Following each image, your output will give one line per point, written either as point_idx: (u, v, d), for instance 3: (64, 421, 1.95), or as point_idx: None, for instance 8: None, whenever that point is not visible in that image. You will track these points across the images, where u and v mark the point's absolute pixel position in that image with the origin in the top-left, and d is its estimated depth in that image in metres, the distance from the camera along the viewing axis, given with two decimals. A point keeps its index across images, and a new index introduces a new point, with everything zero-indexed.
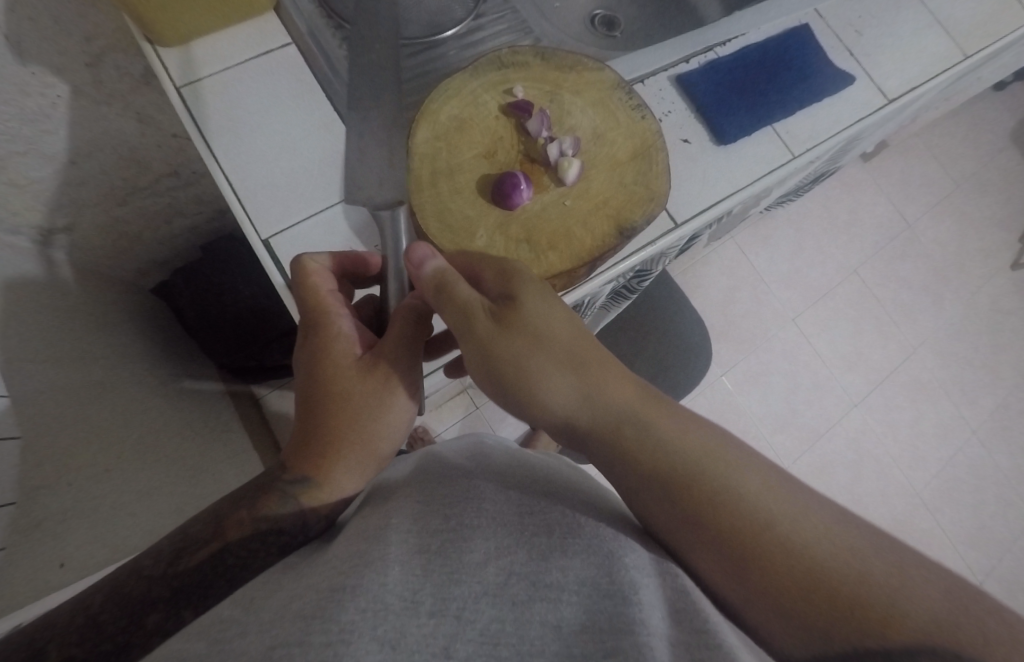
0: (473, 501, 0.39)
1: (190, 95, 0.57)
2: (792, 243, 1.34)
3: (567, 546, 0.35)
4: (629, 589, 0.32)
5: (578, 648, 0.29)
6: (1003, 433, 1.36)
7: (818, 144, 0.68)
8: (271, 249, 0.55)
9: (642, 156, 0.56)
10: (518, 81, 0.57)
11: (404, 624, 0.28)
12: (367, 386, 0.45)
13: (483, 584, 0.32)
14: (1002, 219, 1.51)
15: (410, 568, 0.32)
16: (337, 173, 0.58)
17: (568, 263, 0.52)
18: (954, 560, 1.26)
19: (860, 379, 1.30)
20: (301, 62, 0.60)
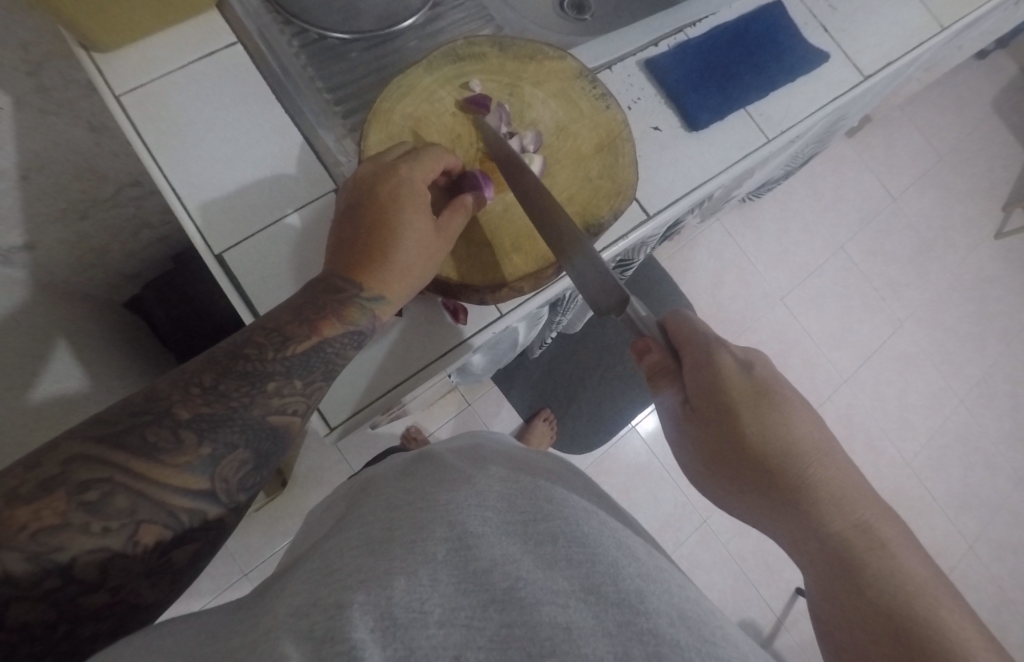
0: (473, 506, 0.36)
1: (132, 104, 0.55)
2: (778, 224, 1.33)
3: (572, 548, 0.33)
4: (637, 599, 0.30)
5: (589, 649, 0.28)
6: (989, 400, 1.38)
7: (792, 125, 0.67)
8: (224, 263, 0.53)
9: (608, 148, 0.54)
10: (474, 74, 0.54)
11: (413, 637, 0.27)
12: (433, 239, 0.45)
13: (490, 591, 0.30)
14: (984, 190, 1.51)
15: (416, 575, 0.30)
16: (291, 178, 0.56)
17: (533, 265, 0.50)
18: (945, 527, 1.28)
19: (848, 354, 1.31)
20: (250, 62, 0.58)
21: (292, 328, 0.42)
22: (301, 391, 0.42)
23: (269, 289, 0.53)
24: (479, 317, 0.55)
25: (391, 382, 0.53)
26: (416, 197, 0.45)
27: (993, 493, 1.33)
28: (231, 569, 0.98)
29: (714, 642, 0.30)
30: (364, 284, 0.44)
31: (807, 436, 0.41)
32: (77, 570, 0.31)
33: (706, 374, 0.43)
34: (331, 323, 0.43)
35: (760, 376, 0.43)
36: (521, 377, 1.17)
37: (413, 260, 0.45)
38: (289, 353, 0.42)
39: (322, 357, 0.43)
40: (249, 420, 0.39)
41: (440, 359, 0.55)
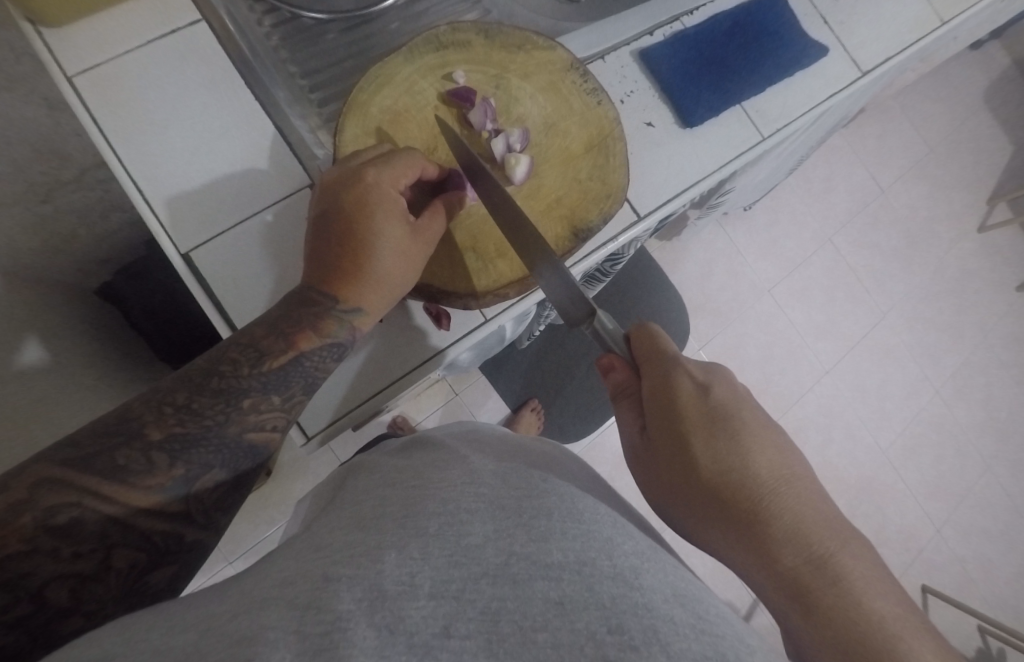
0: (468, 485, 0.35)
1: (86, 87, 0.52)
2: (767, 215, 1.33)
3: (565, 523, 0.32)
4: (631, 574, 0.29)
5: (582, 624, 0.26)
6: (964, 390, 1.42)
7: (788, 122, 0.66)
8: (192, 262, 0.52)
9: (598, 147, 0.53)
10: (458, 64, 0.52)
11: (403, 607, 0.25)
12: (407, 250, 0.45)
13: (482, 566, 0.28)
14: (972, 183, 1.52)
15: (407, 548, 0.29)
16: (263, 171, 0.55)
17: (517, 272, 0.50)
18: (915, 512, 1.33)
19: (831, 346, 1.33)
20: (217, 41, 0.56)
21: (266, 344, 0.43)
22: (278, 406, 0.43)
23: (241, 291, 0.53)
24: (463, 323, 0.55)
25: (372, 387, 0.54)
26: (388, 204, 0.44)
27: (964, 481, 1.38)
28: (215, 557, 0.98)
29: (710, 621, 0.29)
30: (339, 297, 0.45)
31: (763, 461, 0.41)
32: (49, 595, 0.32)
33: (665, 393, 0.43)
34: (307, 338, 0.44)
35: (719, 400, 0.42)
36: (510, 367, 1.18)
37: (391, 270, 0.45)
38: (264, 369, 0.43)
39: (299, 372, 0.44)
40: (225, 438, 0.41)
41: (422, 365, 0.55)
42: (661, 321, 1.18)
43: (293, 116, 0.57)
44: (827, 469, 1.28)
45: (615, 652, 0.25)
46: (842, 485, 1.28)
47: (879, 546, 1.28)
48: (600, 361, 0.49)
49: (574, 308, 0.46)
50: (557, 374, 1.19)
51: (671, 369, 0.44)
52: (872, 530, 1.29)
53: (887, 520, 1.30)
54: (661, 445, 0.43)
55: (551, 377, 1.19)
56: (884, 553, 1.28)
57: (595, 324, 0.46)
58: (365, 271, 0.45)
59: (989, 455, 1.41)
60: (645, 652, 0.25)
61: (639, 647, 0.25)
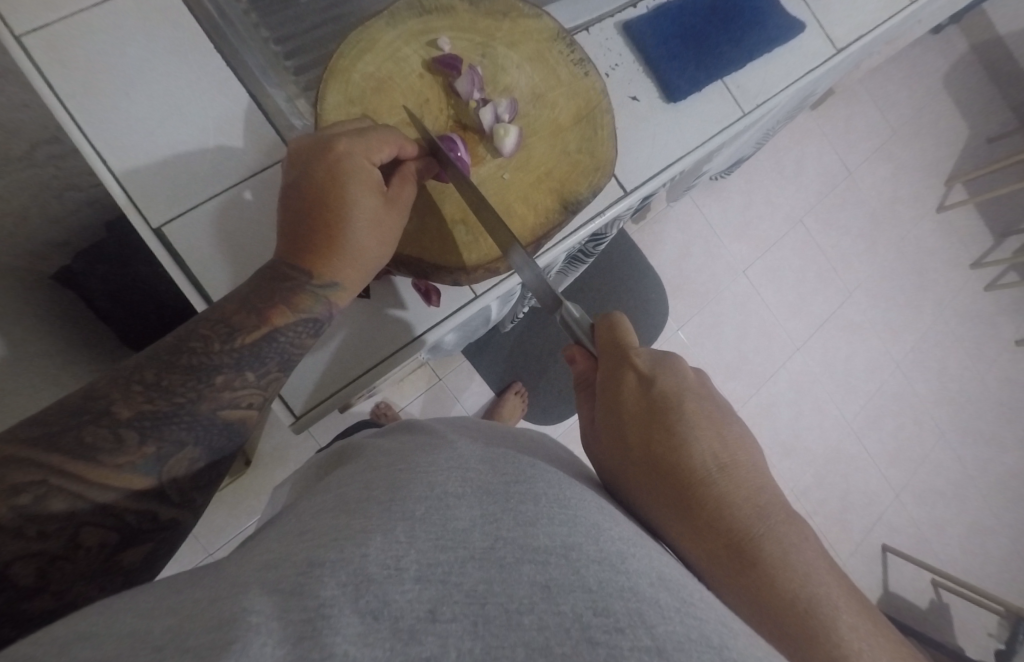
0: (456, 469, 0.35)
1: (39, 49, 0.48)
2: (742, 195, 1.35)
3: (550, 510, 0.32)
4: (617, 558, 0.29)
5: (568, 606, 0.26)
6: (922, 364, 1.49)
7: (767, 98, 0.67)
8: (165, 238, 0.50)
9: (587, 120, 0.52)
10: (443, 31, 0.50)
11: (387, 592, 0.25)
12: (380, 224, 0.44)
13: (469, 549, 0.28)
14: (932, 165, 1.58)
15: (393, 532, 0.28)
16: (240, 143, 0.52)
17: None
18: (877, 478, 1.39)
19: (802, 324, 1.37)
20: (182, 4, 0.52)
21: (237, 321, 0.42)
22: (253, 383, 0.42)
23: (222, 268, 0.51)
24: (452, 300, 0.55)
25: (357, 368, 0.53)
26: (359, 176, 0.42)
27: (922, 449, 1.45)
28: (196, 549, 0.96)
29: (693, 604, 0.28)
30: (312, 272, 0.44)
31: (706, 448, 0.39)
32: (13, 574, 0.30)
33: (616, 385, 0.43)
34: (281, 314, 0.43)
35: (662, 392, 0.41)
36: (493, 349, 1.17)
37: (365, 244, 0.44)
38: (238, 345, 0.42)
39: (272, 348, 0.43)
40: (198, 415, 0.39)
41: (409, 344, 0.54)
42: (641, 301, 1.20)
43: (268, 86, 0.54)
44: (797, 441, 1.33)
45: (602, 635, 0.24)
46: (810, 456, 1.34)
47: (843, 512, 1.35)
48: (566, 351, 0.49)
49: (543, 296, 0.47)
50: (540, 356, 1.20)
51: (622, 367, 0.43)
52: (838, 497, 1.35)
53: (851, 488, 1.36)
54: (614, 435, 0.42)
55: (534, 360, 1.19)
56: (848, 519, 1.35)
57: (563, 312, 0.47)
58: (336, 245, 0.43)
59: (944, 423, 1.49)
60: (631, 636, 0.24)
61: (624, 630, 0.25)
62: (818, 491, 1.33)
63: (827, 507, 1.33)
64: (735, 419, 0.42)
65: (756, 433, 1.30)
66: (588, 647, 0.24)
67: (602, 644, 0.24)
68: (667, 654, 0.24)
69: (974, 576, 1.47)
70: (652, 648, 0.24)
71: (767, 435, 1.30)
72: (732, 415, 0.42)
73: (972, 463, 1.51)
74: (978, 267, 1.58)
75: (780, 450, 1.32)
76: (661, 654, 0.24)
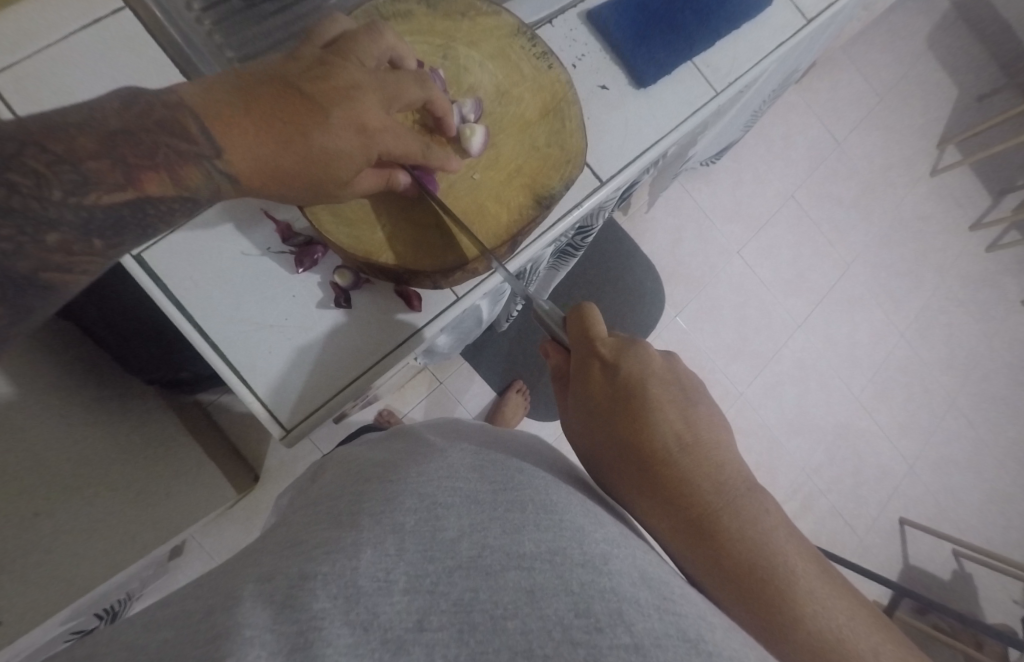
0: (444, 478, 0.34)
1: (9, 88, 0.49)
2: (731, 175, 1.34)
3: (539, 516, 0.32)
4: (601, 559, 0.29)
5: (551, 610, 0.26)
6: (927, 331, 1.47)
7: (739, 76, 0.66)
8: (144, 262, 0.50)
9: (554, 113, 0.52)
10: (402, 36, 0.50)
11: (377, 603, 0.25)
12: (352, 151, 0.41)
13: (457, 559, 0.28)
14: (923, 129, 1.56)
15: (383, 543, 0.28)
16: None
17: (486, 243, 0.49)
18: (889, 450, 1.38)
19: (802, 301, 1.36)
20: (145, 31, 0.53)
21: (93, 168, 0.34)
22: (96, 252, 0.36)
23: (200, 288, 0.51)
24: (434, 302, 0.54)
25: (342, 378, 0.53)
26: (355, 101, 0.41)
27: (934, 418, 1.44)
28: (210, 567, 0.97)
29: (674, 601, 0.28)
30: (224, 152, 0.38)
31: (668, 428, 0.39)
32: None
33: (583, 372, 0.42)
34: (157, 183, 0.37)
35: (627, 378, 0.41)
36: (491, 349, 1.17)
37: (328, 163, 0.41)
38: (90, 203, 0.34)
39: (132, 216, 0.37)
40: (11, 272, 0.32)
41: (394, 351, 0.54)
42: (636, 290, 1.20)
43: None
44: (805, 419, 1.32)
45: (582, 636, 0.25)
46: (820, 433, 1.32)
47: (857, 488, 1.33)
48: (541, 346, 0.49)
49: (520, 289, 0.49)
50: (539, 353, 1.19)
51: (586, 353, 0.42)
52: (850, 473, 1.33)
53: (864, 462, 1.35)
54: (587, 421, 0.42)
55: (533, 357, 1.19)
56: (862, 494, 1.33)
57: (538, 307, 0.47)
58: (293, 146, 0.40)
59: (955, 389, 1.47)
60: (611, 635, 0.25)
61: (604, 629, 0.25)
62: (830, 468, 1.32)
63: (840, 483, 1.32)
64: (704, 399, 0.42)
65: (762, 414, 1.29)
66: (569, 647, 0.25)
67: (582, 645, 0.25)
68: (645, 652, 0.24)
69: (996, 544, 1.44)
70: (630, 645, 0.25)
71: (773, 415, 1.29)
72: (700, 396, 0.42)
73: (985, 428, 1.49)
74: (977, 228, 1.56)
75: (788, 429, 1.31)
76: (639, 651, 0.24)
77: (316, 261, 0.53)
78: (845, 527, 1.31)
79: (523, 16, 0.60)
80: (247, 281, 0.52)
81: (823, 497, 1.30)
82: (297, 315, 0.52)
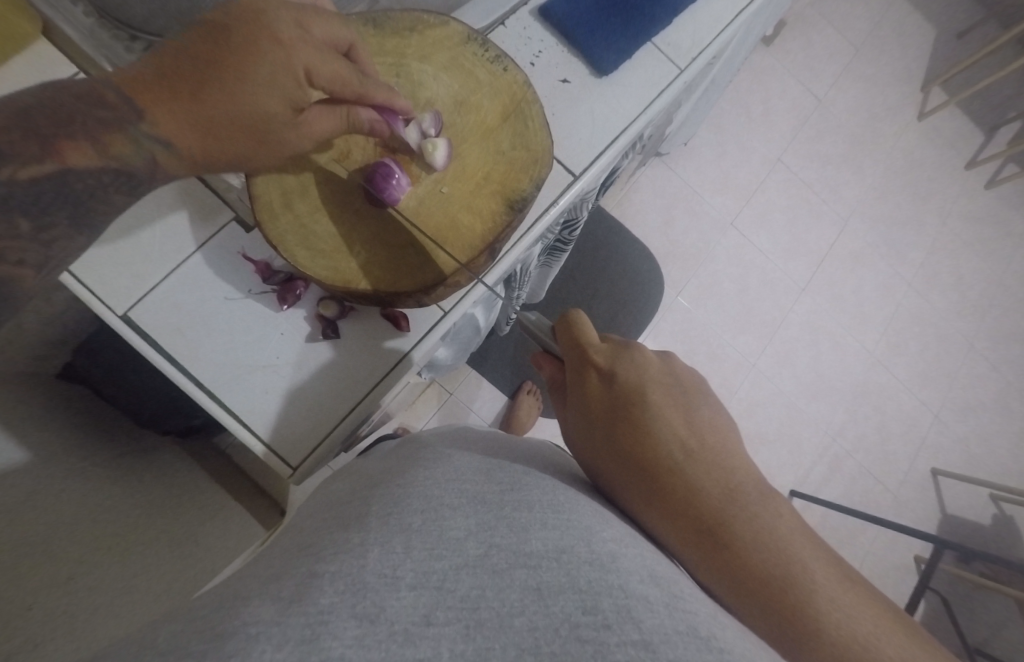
0: (452, 482, 0.34)
1: None
2: (714, 148, 1.33)
3: (543, 516, 0.31)
4: (609, 558, 0.29)
5: (559, 608, 0.25)
6: (936, 277, 1.44)
7: (703, 49, 0.65)
8: (132, 322, 0.50)
9: (515, 114, 0.52)
10: None
11: (384, 597, 0.24)
12: (264, 73, 0.39)
13: (463, 557, 0.27)
14: (903, 73, 1.53)
15: (389, 543, 0.28)
16: (181, 213, 0.53)
17: (464, 256, 0.49)
18: (913, 403, 1.35)
19: (803, 263, 1.34)
20: None
21: (13, 145, 0.33)
22: (26, 236, 0.35)
23: (190, 338, 0.51)
24: (422, 321, 0.54)
25: (341, 408, 0.52)
26: (259, 22, 0.39)
27: (954, 363, 1.41)
28: None
29: (684, 598, 0.28)
30: (145, 113, 0.38)
31: (670, 431, 0.40)
32: None
33: (581, 385, 0.44)
34: (76, 150, 0.36)
35: (624, 386, 0.42)
36: (496, 354, 1.17)
37: (241, 90, 0.39)
38: (7, 178, 0.33)
39: (65, 192, 0.36)
40: None
41: (389, 376, 0.54)
42: (633, 275, 1.19)
43: None
44: (822, 382, 1.30)
45: (591, 633, 0.24)
46: (839, 395, 1.30)
47: (884, 445, 1.31)
48: (536, 361, 0.50)
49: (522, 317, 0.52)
50: None
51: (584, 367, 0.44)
52: (875, 431, 1.31)
53: (888, 418, 1.33)
54: (585, 432, 0.42)
55: None
56: (890, 451, 1.31)
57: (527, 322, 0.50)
58: (206, 83, 0.39)
59: (973, 332, 1.44)
60: (620, 632, 0.24)
61: (613, 626, 0.24)
62: (854, 428, 1.30)
63: (866, 442, 1.30)
64: (709, 404, 0.42)
65: (778, 383, 1.27)
66: (577, 645, 0.24)
67: (591, 642, 0.24)
68: (656, 649, 0.23)
69: None
70: (640, 643, 0.23)
71: (789, 383, 1.28)
72: (701, 401, 0.42)
73: (1011, 368, 1.45)
74: (973, 166, 1.52)
75: (806, 394, 1.29)
76: (650, 649, 0.23)
77: (300, 296, 0.53)
78: (877, 486, 1.29)
79: (474, 23, 0.60)
80: (234, 326, 0.52)
81: (851, 458, 1.28)
82: (289, 354, 0.52)
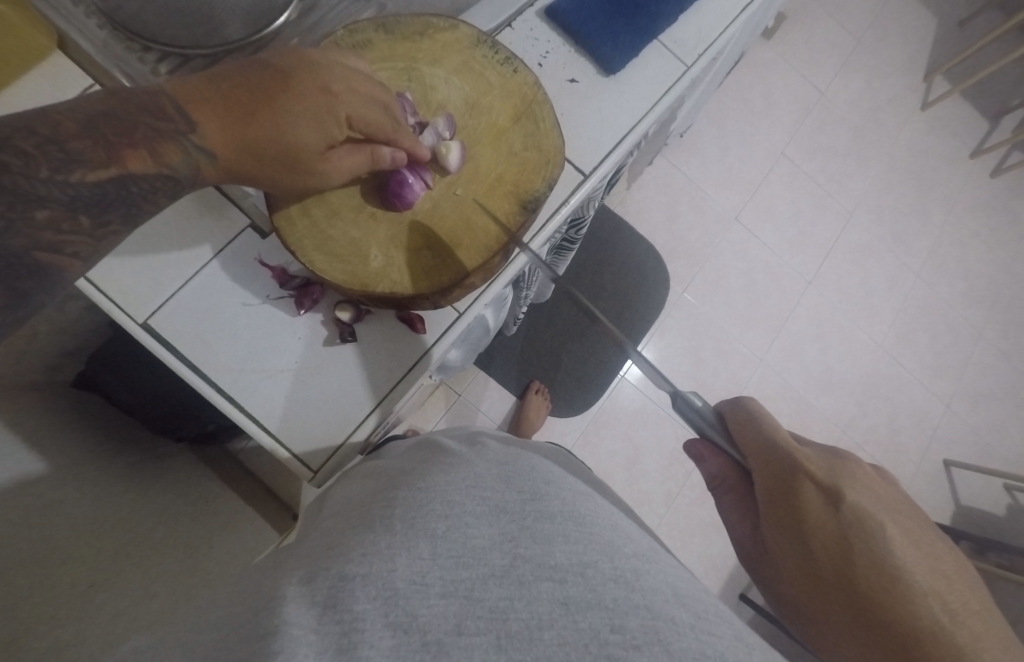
0: (471, 488, 0.35)
1: None
2: (717, 143, 1.33)
3: (565, 527, 0.32)
4: (632, 574, 0.29)
5: (586, 623, 0.25)
6: (943, 267, 1.44)
7: (708, 45, 0.65)
8: (151, 329, 0.51)
9: (526, 115, 0.52)
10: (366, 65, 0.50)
11: (416, 607, 0.26)
12: (311, 108, 0.41)
13: (490, 567, 0.28)
14: (904, 63, 1.53)
15: (416, 549, 0.29)
16: (197, 220, 0.53)
17: (478, 258, 0.49)
18: (923, 394, 1.35)
19: (809, 256, 1.34)
20: None
21: (77, 148, 0.34)
22: (85, 231, 0.36)
23: (208, 345, 0.52)
24: (437, 323, 0.54)
25: (357, 413, 0.53)
26: (326, 74, 0.42)
27: (963, 354, 1.40)
28: None
29: (706, 616, 0.28)
30: (196, 126, 0.38)
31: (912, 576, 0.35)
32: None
33: (793, 502, 0.39)
34: (136, 159, 0.37)
35: (851, 513, 0.38)
36: (504, 355, 1.17)
37: (286, 120, 0.40)
38: (75, 181, 0.34)
39: (119, 195, 0.37)
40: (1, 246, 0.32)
41: (405, 380, 0.54)
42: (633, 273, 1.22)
43: None
44: (832, 375, 1.30)
45: (620, 650, 0.24)
46: (848, 387, 1.30)
47: (894, 437, 1.31)
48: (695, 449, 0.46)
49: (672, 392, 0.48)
50: (552, 351, 1.19)
51: (801, 483, 0.39)
52: (885, 422, 1.31)
53: (897, 410, 1.33)
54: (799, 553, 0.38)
55: (546, 355, 1.18)
56: (900, 442, 1.31)
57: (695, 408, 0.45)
58: (255, 107, 0.40)
59: (981, 322, 1.43)
60: (648, 650, 0.24)
61: (641, 645, 0.24)
62: (863, 420, 1.30)
63: (877, 434, 1.30)
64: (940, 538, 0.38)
65: (787, 378, 1.27)
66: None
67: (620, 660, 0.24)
68: None
69: None
70: None
71: (798, 377, 1.27)
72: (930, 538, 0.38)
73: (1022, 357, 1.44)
74: (978, 155, 1.52)
75: (816, 388, 1.29)
76: None
77: (315, 302, 0.53)
78: None
79: (481, 25, 0.60)
80: (251, 334, 0.53)
81: (862, 450, 1.28)
82: (307, 360, 0.53)
